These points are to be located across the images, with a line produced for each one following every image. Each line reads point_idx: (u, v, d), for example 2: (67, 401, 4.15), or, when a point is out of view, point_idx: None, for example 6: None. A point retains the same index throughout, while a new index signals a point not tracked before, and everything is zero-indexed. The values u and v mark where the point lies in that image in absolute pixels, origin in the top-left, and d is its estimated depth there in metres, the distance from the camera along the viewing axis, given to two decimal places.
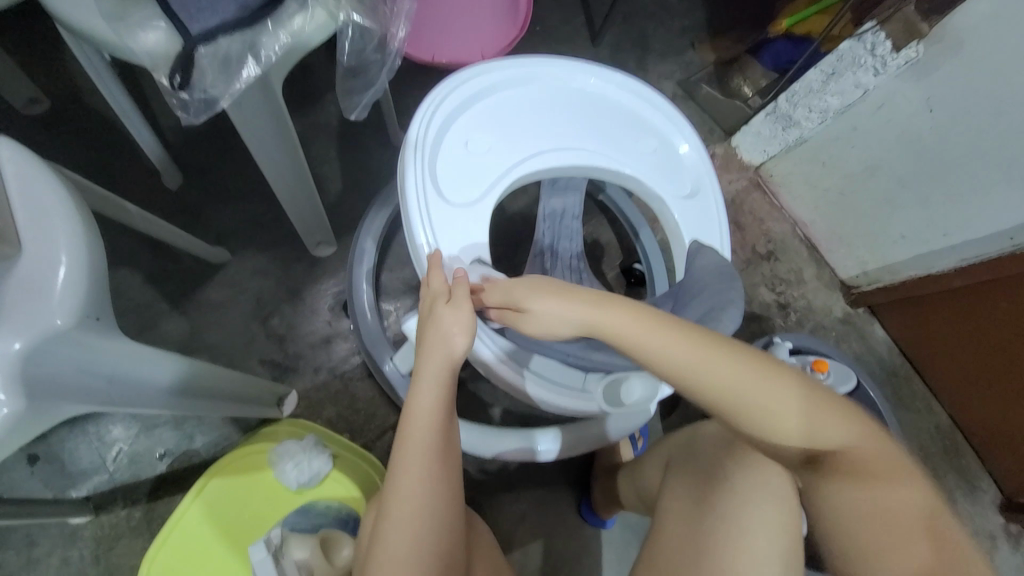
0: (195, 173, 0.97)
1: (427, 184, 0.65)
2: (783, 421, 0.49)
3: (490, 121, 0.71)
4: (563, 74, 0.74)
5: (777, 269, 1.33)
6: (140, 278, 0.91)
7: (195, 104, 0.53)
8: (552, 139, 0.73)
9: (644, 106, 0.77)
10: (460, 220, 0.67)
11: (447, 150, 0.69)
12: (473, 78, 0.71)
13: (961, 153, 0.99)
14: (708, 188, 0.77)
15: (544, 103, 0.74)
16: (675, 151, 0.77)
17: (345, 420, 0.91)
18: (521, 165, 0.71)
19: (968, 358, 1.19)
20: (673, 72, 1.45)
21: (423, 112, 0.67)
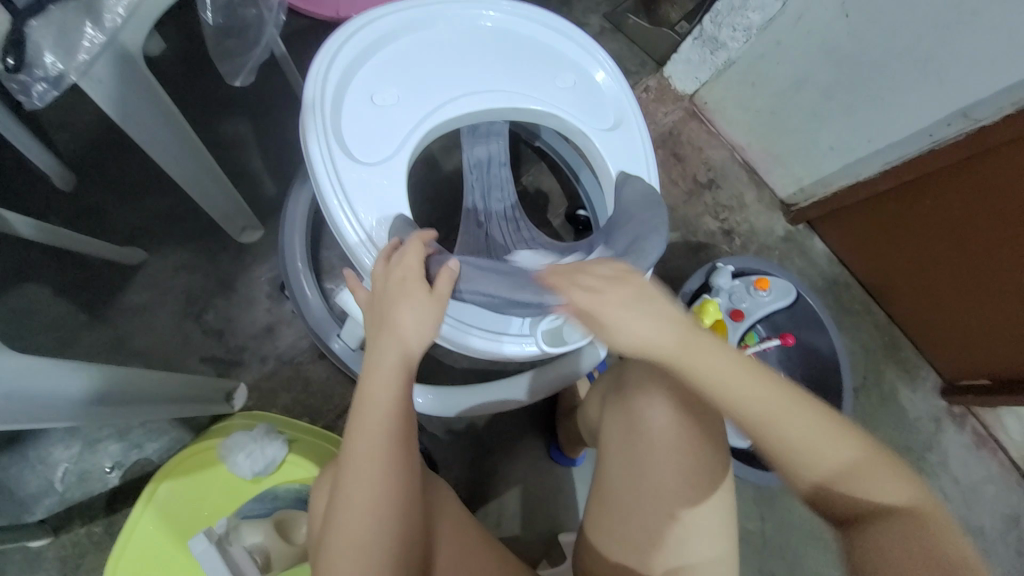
0: (89, 170, 0.89)
1: (331, 145, 0.61)
2: (767, 388, 0.51)
3: (393, 72, 0.67)
4: (467, 14, 0.70)
5: (719, 196, 1.35)
6: (50, 291, 0.85)
7: (40, 86, 0.50)
8: (463, 83, 0.69)
9: (556, 40, 0.73)
10: (374, 180, 0.63)
11: (350, 108, 0.64)
12: (368, 25, 0.66)
13: (878, 57, 1.01)
14: (632, 118, 0.74)
15: (450, 45, 0.69)
16: (594, 84, 0.74)
17: (303, 404, 0.90)
18: (432, 114, 0.67)
19: (901, 259, 1.25)
20: (599, 4, 1.39)
21: (316, 72, 0.62)
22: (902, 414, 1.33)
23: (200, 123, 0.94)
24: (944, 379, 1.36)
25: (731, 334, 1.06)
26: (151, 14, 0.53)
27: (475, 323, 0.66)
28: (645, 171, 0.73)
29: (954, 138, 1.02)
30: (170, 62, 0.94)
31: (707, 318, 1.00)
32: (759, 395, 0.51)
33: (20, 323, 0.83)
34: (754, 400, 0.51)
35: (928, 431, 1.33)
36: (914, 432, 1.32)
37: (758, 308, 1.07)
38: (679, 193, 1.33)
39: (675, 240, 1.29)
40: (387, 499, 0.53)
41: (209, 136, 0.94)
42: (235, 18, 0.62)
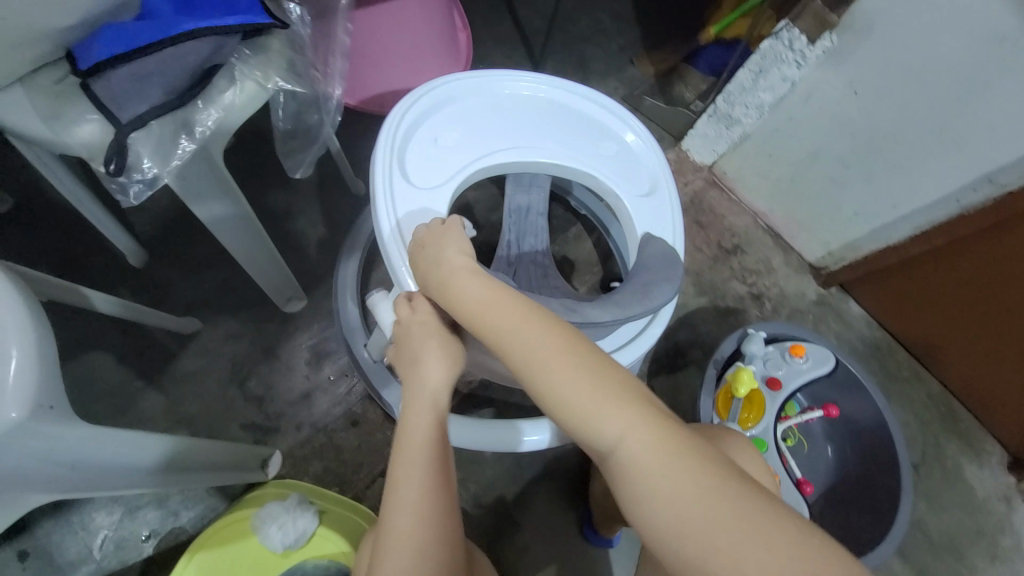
0: (160, 249, 0.99)
1: (393, 178, 0.67)
2: (634, 424, 0.45)
3: (452, 125, 0.73)
4: (529, 84, 0.76)
5: (745, 261, 1.36)
6: (113, 358, 0.92)
7: (136, 186, 0.58)
8: (512, 140, 0.74)
9: (608, 113, 0.78)
10: (423, 212, 0.67)
11: (413, 153, 0.70)
12: (443, 86, 0.74)
13: (892, 128, 1.04)
14: (666, 187, 0.76)
15: (507, 109, 0.75)
16: (638, 155, 0.77)
17: (334, 473, 0.90)
18: (479, 165, 0.72)
19: (944, 322, 1.21)
20: (617, 88, 1.51)
21: (390, 119, 0.69)
22: (972, 494, 1.21)
23: (258, 205, 1.04)
24: (1010, 453, 1.25)
25: (771, 406, 1.01)
26: (232, 121, 0.62)
27: None
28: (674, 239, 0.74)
29: (982, 203, 1.02)
30: (238, 154, 1.07)
31: (742, 387, 0.96)
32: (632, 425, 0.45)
33: (82, 389, 0.89)
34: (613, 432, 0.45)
35: (1005, 514, 1.19)
36: (989, 515, 1.19)
37: (796, 375, 1.03)
38: (704, 258, 1.34)
39: (704, 305, 1.29)
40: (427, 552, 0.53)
41: (265, 216, 1.04)
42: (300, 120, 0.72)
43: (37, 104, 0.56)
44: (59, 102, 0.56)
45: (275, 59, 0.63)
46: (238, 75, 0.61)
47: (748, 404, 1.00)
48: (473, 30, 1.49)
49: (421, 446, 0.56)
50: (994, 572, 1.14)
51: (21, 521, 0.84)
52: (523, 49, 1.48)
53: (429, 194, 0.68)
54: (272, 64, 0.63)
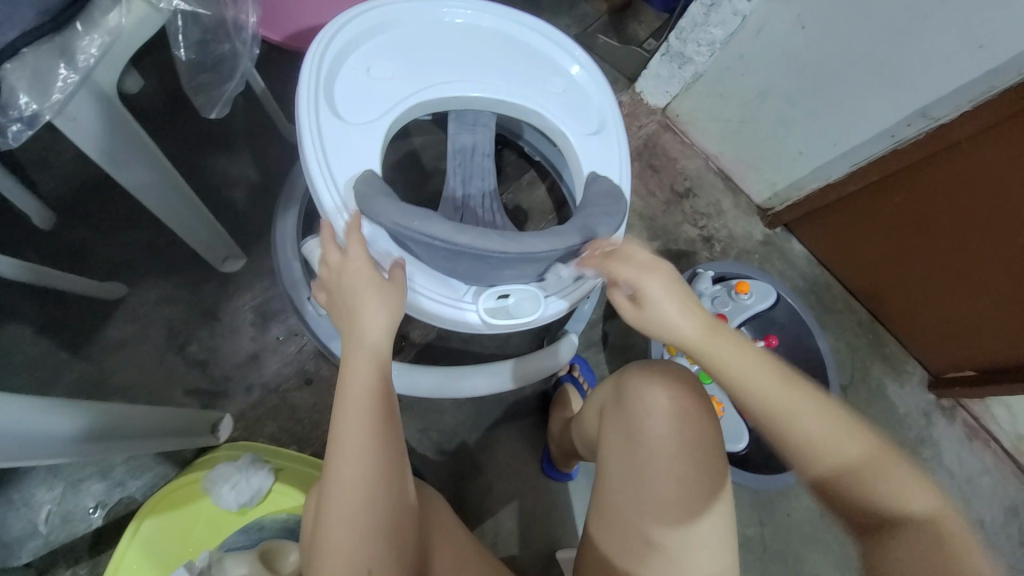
0: (69, 208, 0.89)
1: (320, 108, 0.62)
2: (767, 374, 0.55)
3: (386, 54, 0.68)
4: (472, 12, 0.72)
5: (697, 204, 1.38)
6: (31, 329, 0.84)
7: (15, 126, 0.50)
8: (451, 72, 0.70)
9: (555, 48, 0.74)
10: (352, 145, 0.63)
11: (343, 84, 0.66)
12: (377, 10, 0.68)
13: (836, 65, 1.05)
14: (614, 124, 0.74)
15: (447, 39, 0.71)
16: (586, 93, 0.74)
17: (290, 432, 0.89)
18: (416, 97, 0.67)
19: (876, 255, 1.29)
20: (569, 27, 1.43)
21: (318, 44, 0.64)
22: (892, 410, 1.34)
23: (181, 157, 0.95)
24: (931, 372, 1.38)
25: None
26: (127, 48, 0.55)
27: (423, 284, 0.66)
28: (619, 178, 0.72)
29: (915, 138, 1.06)
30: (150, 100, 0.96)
31: None
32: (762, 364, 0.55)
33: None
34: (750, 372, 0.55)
35: (920, 425, 1.34)
36: (905, 427, 1.33)
37: (741, 311, 1.08)
38: (657, 203, 1.35)
39: (657, 249, 1.31)
40: (375, 502, 0.54)
41: (190, 168, 0.95)
42: (205, 48, 0.63)
43: None
44: None
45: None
46: None
47: None
48: None
49: (356, 399, 0.55)
50: None
51: None
52: None
53: (361, 128, 0.64)
54: None
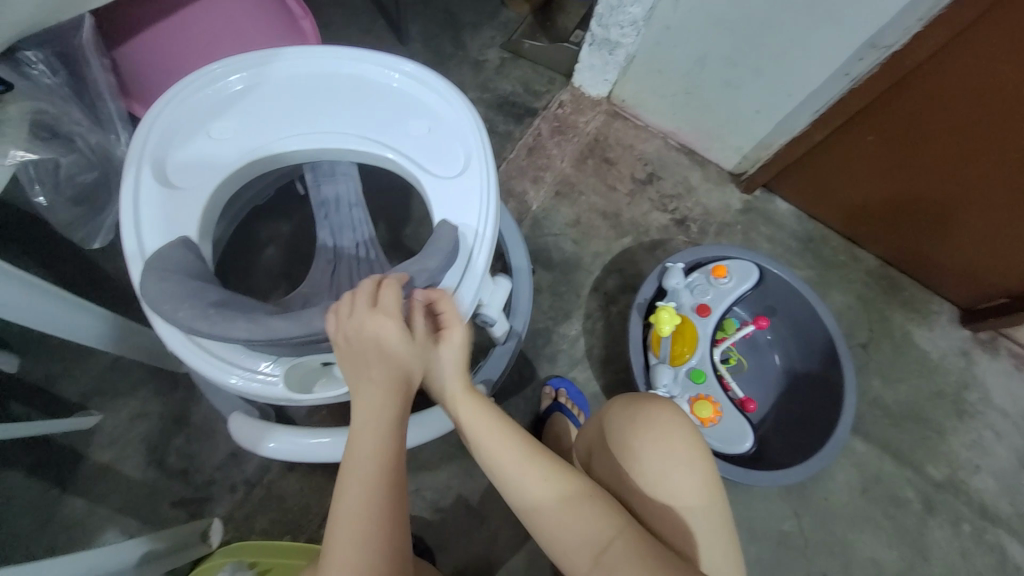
0: (33, 348, 0.91)
1: (143, 181, 0.62)
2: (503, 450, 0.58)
3: (228, 111, 0.67)
4: (327, 62, 0.69)
5: (663, 187, 1.31)
6: (20, 474, 0.86)
7: None
8: (293, 129, 0.67)
9: (422, 89, 0.70)
10: (175, 213, 0.62)
11: (177, 153, 0.65)
12: (219, 71, 0.66)
13: (765, 15, 0.96)
14: (480, 160, 0.67)
15: (297, 93, 0.68)
16: (454, 132, 0.69)
17: (282, 523, 0.88)
18: (247, 152, 0.66)
19: (851, 193, 1.20)
20: (494, 38, 1.39)
21: (154, 109, 0.64)
22: (925, 358, 1.23)
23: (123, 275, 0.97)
24: (961, 306, 1.26)
25: (702, 333, 0.99)
26: None
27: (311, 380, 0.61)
28: (481, 220, 0.65)
29: (870, 70, 0.97)
30: None
31: (665, 326, 0.93)
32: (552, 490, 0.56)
33: None
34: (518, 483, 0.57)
35: (959, 368, 1.22)
36: (943, 373, 1.21)
37: (723, 296, 1.01)
38: (620, 197, 1.28)
39: (630, 244, 1.24)
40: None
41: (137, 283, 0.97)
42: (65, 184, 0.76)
43: None
44: None
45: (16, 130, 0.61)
46: None
47: (680, 338, 0.97)
48: (322, 13, 1.33)
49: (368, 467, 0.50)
50: (956, 426, 1.17)
51: None
52: (381, 20, 1.34)
53: (182, 188, 0.63)
54: None
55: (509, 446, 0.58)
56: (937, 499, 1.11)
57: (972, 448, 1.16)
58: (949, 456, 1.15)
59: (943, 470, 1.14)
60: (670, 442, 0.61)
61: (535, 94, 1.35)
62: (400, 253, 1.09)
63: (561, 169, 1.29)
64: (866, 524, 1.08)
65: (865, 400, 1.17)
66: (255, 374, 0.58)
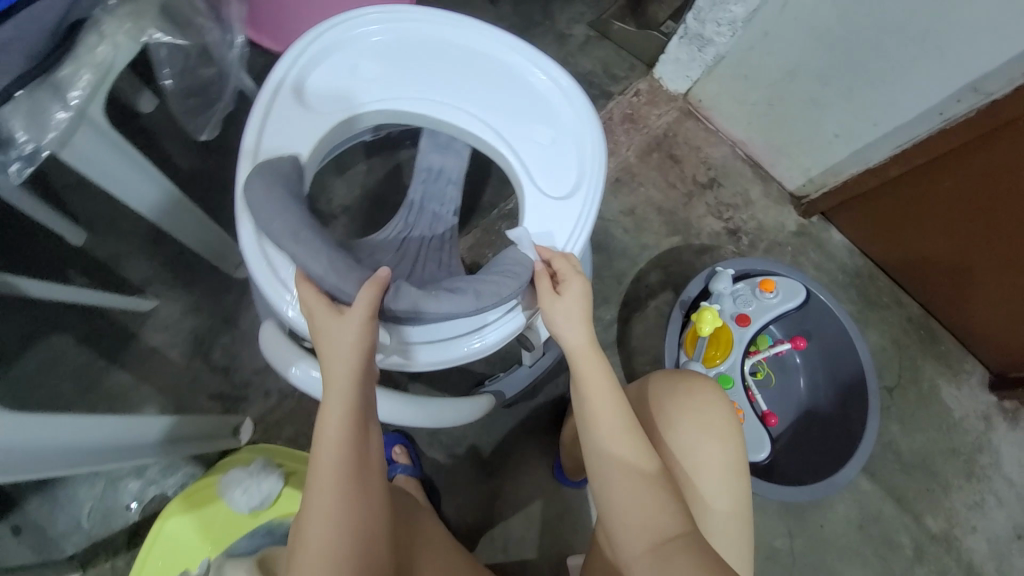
0: (102, 226, 0.96)
1: (282, 87, 0.65)
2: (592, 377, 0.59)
3: (377, 52, 0.68)
4: (494, 44, 0.70)
5: (721, 195, 1.30)
6: (75, 340, 0.91)
7: (15, 161, 0.53)
8: (429, 95, 0.69)
9: (564, 100, 0.70)
10: (292, 128, 0.64)
11: (323, 72, 0.67)
12: (397, 14, 0.68)
13: (871, 37, 0.93)
14: (588, 189, 0.67)
15: (453, 62, 0.70)
16: (579, 149, 0.69)
17: (305, 435, 0.92)
18: (375, 100, 0.68)
19: (913, 245, 1.19)
20: (583, 14, 1.37)
21: (319, 26, 0.66)
22: (947, 414, 1.22)
23: (196, 177, 1.01)
24: (992, 371, 1.24)
25: (737, 343, 1.00)
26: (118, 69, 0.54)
27: None
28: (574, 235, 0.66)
29: (967, 114, 0.94)
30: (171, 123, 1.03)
31: (706, 326, 0.94)
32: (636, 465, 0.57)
33: (45, 372, 0.89)
34: (608, 438, 0.58)
35: (978, 430, 1.21)
36: (961, 433, 1.21)
37: (765, 311, 1.01)
38: (677, 196, 1.28)
39: (678, 244, 1.25)
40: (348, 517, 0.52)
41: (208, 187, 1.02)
42: (185, 75, 0.65)
43: None
44: None
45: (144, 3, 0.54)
46: (108, 29, 0.52)
47: (716, 342, 0.98)
48: None
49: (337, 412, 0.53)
50: (961, 485, 1.17)
51: None
52: None
53: (315, 108, 0.66)
54: (144, 11, 0.54)
55: (616, 409, 0.59)
56: (928, 549, 1.12)
57: (973, 510, 1.16)
58: (949, 512, 1.15)
59: (941, 523, 1.14)
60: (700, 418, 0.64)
61: (613, 78, 1.34)
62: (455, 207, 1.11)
63: (624, 158, 1.29)
64: (853, 558, 1.10)
65: (879, 442, 1.18)
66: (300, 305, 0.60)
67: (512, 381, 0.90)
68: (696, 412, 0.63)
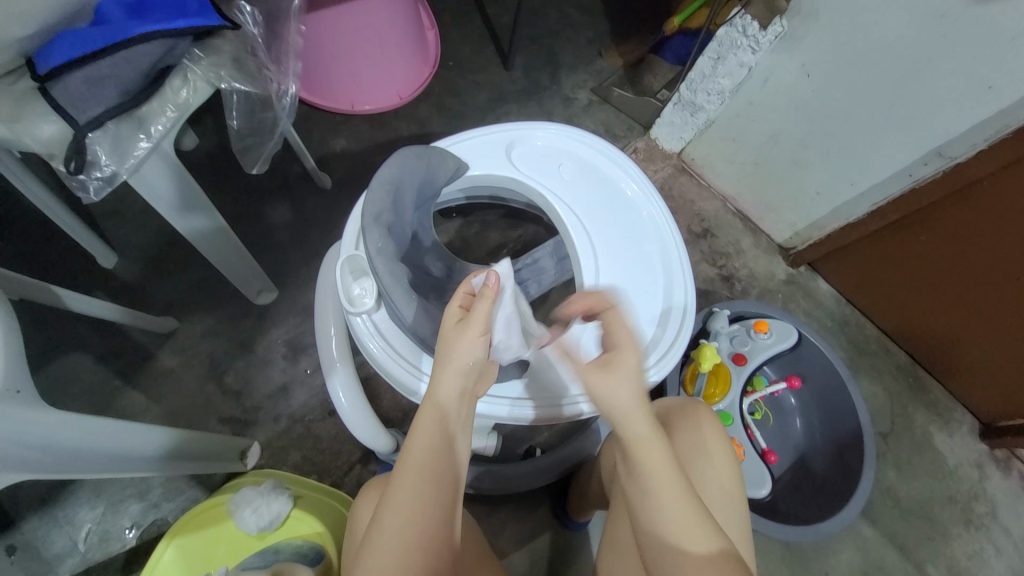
0: (133, 251, 1.01)
1: (465, 145, 0.77)
2: (643, 422, 0.56)
3: (576, 163, 0.79)
4: (644, 197, 0.78)
5: (715, 244, 1.40)
6: (92, 358, 0.93)
7: (96, 183, 0.59)
8: (560, 197, 0.77)
9: (683, 300, 0.74)
10: (444, 170, 0.72)
11: (498, 149, 0.78)
12: (587, 147, 0.80)
13: (844, 109, 1.06)
14: (675, 331, 0.73)
15: (596, 187, 0.78)
16: (672, 331, 0.73)
17: (312, 462, 0.93)
18: (532, 182, 0.77)
19: (923, 316, 1.25)
20: (587, 81, 1.51)
21: (542, 122, 0.79)
22: (941, 462, 1.24)
23: (229, 210, 1.09)
24: (982, 420, 1.28)
25: (736, 380, 1.04)
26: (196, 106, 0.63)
27: (400, 350, 0.66)
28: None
29: (933, 177, 1.05)
30: (208, 161, 1.12)
31: (706, 363, 0.98)
32: (699, 543, 0.53)
33: (59, 390, 0.90)
34: (670, 515, 0.54)
35: (972, 479, 1.23)
36: (956, 481, 1.22)
37: (761, 351, 1.06)
38: None
39: None
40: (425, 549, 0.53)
41: (239, 219, 1.09)
42: (247, 119, 0.74)
43: None
44: (13, 104, 0.55)
45: (219, 59, 0.64)
46: (190, 76, 0.62)
47: (714, 380, 1.02)
48: (442, 26, 1.46)
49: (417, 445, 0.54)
50: (960, 533, 1.18)
51: (7, 516, 0.87)
52: (491, 45, 1.46)
53: (475, 167, 0.76)
54: (221, 63, 0.64)
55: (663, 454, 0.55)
56: None
57: (974, 559, 1.16)
58: (950, 561, 1.15)
59: (942, 571, 1.14)
60: (714, 453, 0.66)
61: (614, 137, 1.47)
62: (467, 247, 1.18)
63: None
64: None
65: (878, 488, 1.19)
66: (356, 315, 0.65)
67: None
68: (717, 453, 0.66)
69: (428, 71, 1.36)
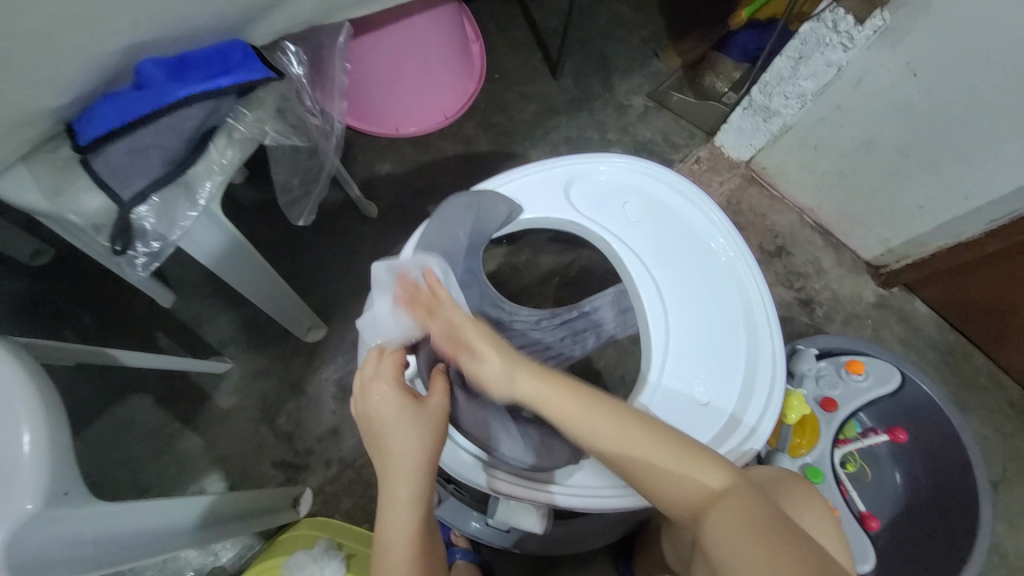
0: (188, 290, 1.01)
1: (521, 181, 0.70)
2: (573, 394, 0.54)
3: (645, 201, 0.70)
4: (725, 243, 0.68)
5: (792, 263, 1.25)
6: (152, 401, 0.94)
7: (142, 258, 0.58)
8: (625, 242, 0.68)
9: (771, 366, 0.64)
10: (495, 213, 0.65)
11: (557, 186, 0.70)
12: (660, 185, 0.70)
13: (958, 113, 0.90)
14: (759, 407, 0.63)
15: (669, 229, 0.69)
16: (756, 403, 0.63)
17: (363, 510, 0.91)
18: (594, 225, 0.69)
19: None
20: (642, 85, 1.39)
21: (609, 155, 0.70)
22: None
23: (279, 245, 1.08)
24: None
25: (824, 430, 0.92)
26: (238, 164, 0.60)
27: None
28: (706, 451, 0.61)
29: None
30: (258, 194, 1.11)
31: (793, 414, 0.86)
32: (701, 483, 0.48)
33: (124, 432, 0.92)
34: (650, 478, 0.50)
35: None
36: None
37: (855, 395, 0.93)
38: None
39: None
40: None
41: (288, 253, 1.07)
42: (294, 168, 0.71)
43: (41, 179, 0.54)
44: (57, 177, 0.54)
45: (264, 111, 0.61)
46: (234, 134, 0.59)
47: (801, 430, 0.90)
48: (487, 36, 1.39)
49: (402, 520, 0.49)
50: None
51: None
52: (539, 53, 1.38)
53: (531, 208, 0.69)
54: (266, 118, 0.61)
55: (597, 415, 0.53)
56: None
57: None
58: None
59: None
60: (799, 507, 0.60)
61: (673, 146, 1.35)
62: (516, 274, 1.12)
63: None
64: None
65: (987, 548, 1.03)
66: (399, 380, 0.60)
67: (456, 515, 0.82)
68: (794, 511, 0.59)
69: (474, 85, 1.29)
